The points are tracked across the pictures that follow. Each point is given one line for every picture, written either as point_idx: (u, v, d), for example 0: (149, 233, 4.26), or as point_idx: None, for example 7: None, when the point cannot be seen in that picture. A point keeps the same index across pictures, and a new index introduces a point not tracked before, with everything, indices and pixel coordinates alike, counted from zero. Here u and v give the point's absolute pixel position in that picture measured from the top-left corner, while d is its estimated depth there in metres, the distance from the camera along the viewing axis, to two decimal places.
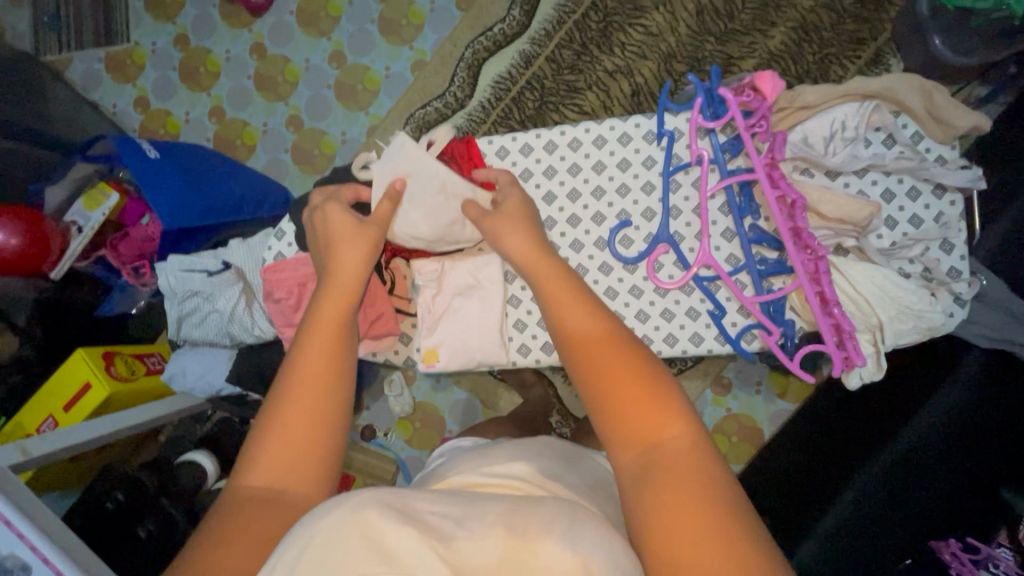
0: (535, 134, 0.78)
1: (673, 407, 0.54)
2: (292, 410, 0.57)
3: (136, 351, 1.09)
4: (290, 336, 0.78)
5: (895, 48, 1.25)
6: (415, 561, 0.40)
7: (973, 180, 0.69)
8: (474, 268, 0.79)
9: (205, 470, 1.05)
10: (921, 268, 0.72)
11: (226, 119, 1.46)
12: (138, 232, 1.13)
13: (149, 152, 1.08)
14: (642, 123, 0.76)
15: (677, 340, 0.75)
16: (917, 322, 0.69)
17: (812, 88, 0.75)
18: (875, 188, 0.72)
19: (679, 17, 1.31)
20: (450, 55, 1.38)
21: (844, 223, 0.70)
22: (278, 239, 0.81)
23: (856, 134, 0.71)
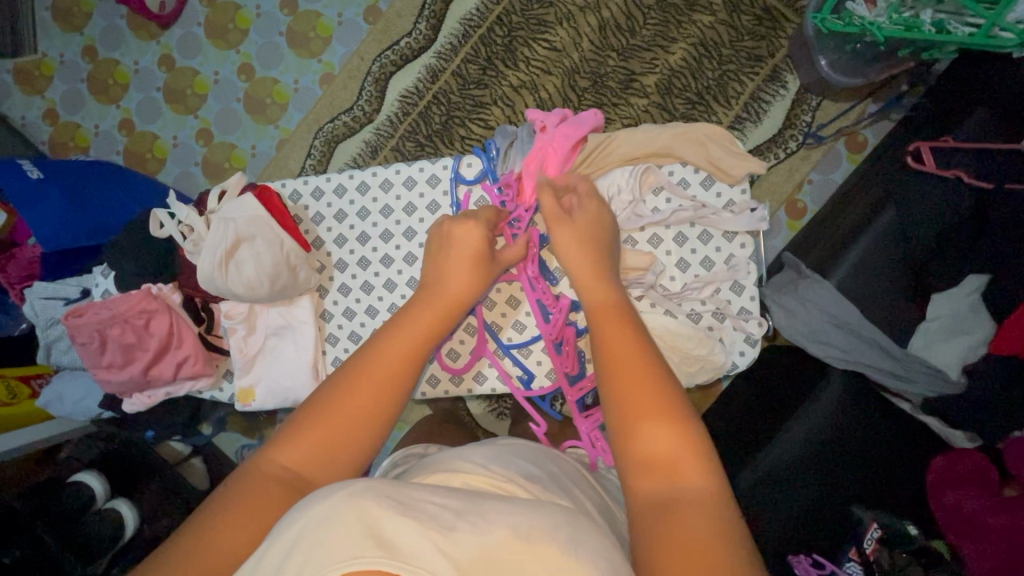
0: (348, 175, 0.80)
1: (699, 452, 0.52)
2: (358, 394, 0.60)
3: (22, 373, 1.09)
4: (100, 379, 0.78)
5: (791, 65, 1.25)
6: (412, 548, 0.42)
7: (756, 224, 0.72)
8: (282, 309, 0.79)
9: (93, 491, 1.07)
10: (712, 309, 0.73)
11: (136, 132, 1.44)
12: (25, 252, 1.11)
13: (31, 173, 1.06)
14: (450, 166, 0.79)
15: (487, 377, 0.81)
16: (704, 364, 0.72)
17: (602, 141, 0.77)
18: (668, 231, 0.74)
19: (581, 33, 1.31)
20: (358, 69, 1.38)
21: (635, 271, 0.73)
22: (104, 277, 0.83)
23: (634, 194, 0.75)
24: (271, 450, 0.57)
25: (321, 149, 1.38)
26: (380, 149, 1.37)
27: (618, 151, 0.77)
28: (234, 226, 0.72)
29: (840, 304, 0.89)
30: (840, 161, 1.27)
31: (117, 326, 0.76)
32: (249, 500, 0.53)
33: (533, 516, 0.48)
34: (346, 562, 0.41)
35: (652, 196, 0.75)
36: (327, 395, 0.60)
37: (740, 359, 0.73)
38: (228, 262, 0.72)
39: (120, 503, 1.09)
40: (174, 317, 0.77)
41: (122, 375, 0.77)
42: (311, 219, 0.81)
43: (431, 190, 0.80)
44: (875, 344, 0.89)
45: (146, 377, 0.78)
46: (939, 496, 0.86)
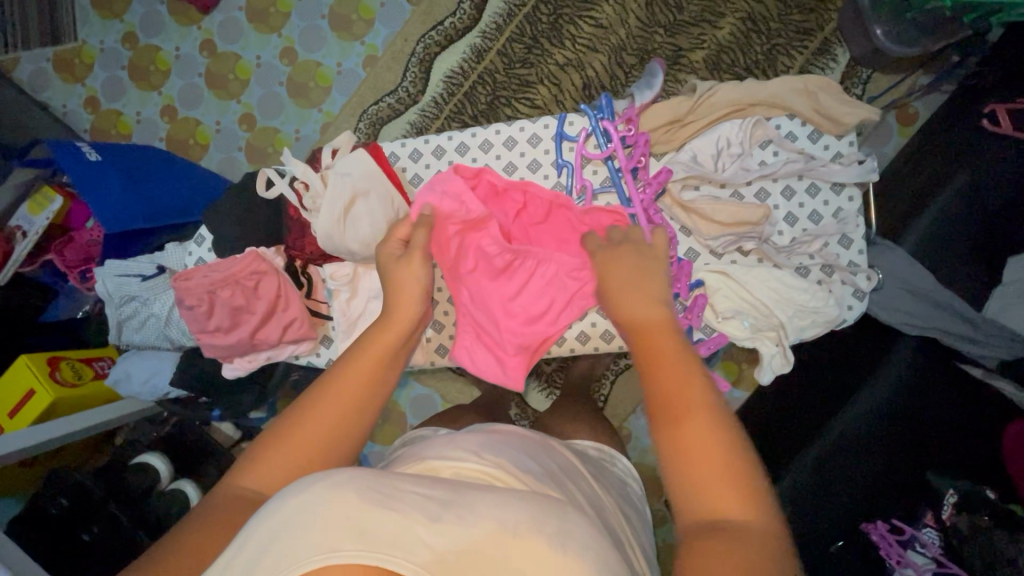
0: (448, 136, 0.81)
1: (749, 493, 0.49)
2: (321, 422, 0.58)
3: (84, 356, 1.09)
4: (206, 343, 0.78)
5: (841, 38, 1.25)
6: (392, 538, 0.43)
7: (868, 175, 0.71)
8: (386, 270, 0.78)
9: (158, 472, 1.07)
10: (821, 263, 0.73)
11: (178, 118, 1.44)
12: (85, 235, 1.11)
13: (88, 154, 1.06)
14: (550, 124, 0.79)
15: (590, 337, 0.79)
16: (815, 317, 0.72)
17: (704, 98, 0.77)
18: (775, 185, 0.74)
19: (628, 9, 1.31)
20: (401, 50, 1.38)
21: (745, 225, 0.73)
22: (199, 244, 0.83)
23: (741, 149, 0.75)
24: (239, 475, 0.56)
25: (365, 132, 1.38)
26: (425, 131, 1.36)
27: (723, 103, 0.76)
28: (349, 181, 0.74)
29: (912, 268, 0.88)
30: (891, 134, 1.27)
31: (226, 289, 0.76)
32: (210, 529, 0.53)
33: (518, 508, 0.48)
34: (323, 555, 0.41)
35: (759, 150, 0.75)
36: (282, 426, 0.58)
37: (849, 314, 0.72)
38: (345, 218, 0.73)
39: (186, 483, 1.07)
40: (282, 278, 0.77)
41: (229, 339, 0.77)
42: (410, 180, 0.81)
43: (531, 150, 0.80)
44: (952, 310, 0.88)
45: (252, 340, 0.78)
46: (1016, 458, 0.85)
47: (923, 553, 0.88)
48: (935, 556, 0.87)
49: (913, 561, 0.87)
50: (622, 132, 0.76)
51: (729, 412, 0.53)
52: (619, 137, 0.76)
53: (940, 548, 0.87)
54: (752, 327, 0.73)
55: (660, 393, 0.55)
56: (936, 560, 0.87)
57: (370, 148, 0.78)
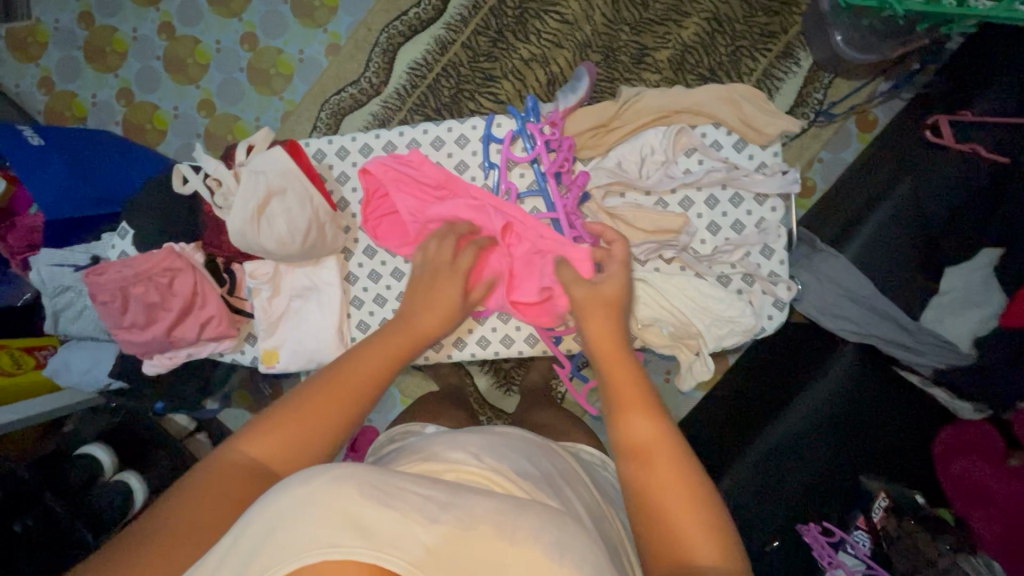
0: (375, 134, 0.80)
1: (705, 522, 0.50)
2: (331, 400, 0.60)
3: (26, 344, 1.07)
4: (122, 339, 0.77)
5: (804, 42, 1.25)
6: (391, 537, 0.44)
7: (789, 186, 0.72)
8: (308, 269, 0.79)
9: (100, 463, 1.07)
10: (742, 272, 0.73)
11: (135, 102, 1.41)
12: (25, 222, 1.08)
13: (30, 139, 1.04)
14: (478, 126, 0.78)
15: (514, 340, 0.81)
16: (733, 327, 0.72)
17: (631, 105, 0.78)
18: (699, 194, 0.74)
19: (594, 5, 1.30)
20: (365, 39, 1.35)
21: (668, 233, 0.73)
22: (121, 238, 0.81)
23: (666, 156, 0.75)
24: (242, 442, 0.57)
25: (327, 122, 1.35)
26: (387, 123, 1.34)
27: (649, 111, 0.77)
28: (264, 177, 0.71)
29: (853, 276, 0.90)
30: (850, 140, 1.27)
31: (137, 286, 0.75)
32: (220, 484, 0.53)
33: (517, 516, 0.50)
34: (325, 549, 0.42)
35: (684, 158, 0.75)
36: (294, 403, 0.60)
37: (768, 323, 0.73)
38: (259, 217, 0.71)
39: (129, 475, 1.08)
40: (198, 275, 0.77)
41: (144, 336, 0.76)
42: (336, 178, 0.80)
43: (459, 151, 0.79)
44: (885, 315, 0.90)
45: (168, 337, 0.77)
46: (946, 464, 0.87)
47: (853, 555, 0.88)
48: (864, 559, 0.87)
49: (843, 563, 0.87)
50: (547, 135, 0.76)
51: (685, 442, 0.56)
52: (545, 139, 0.75)
53: (869, 551, 0.88)
54: (671, 334, 0.73)
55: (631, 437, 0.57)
56: (865, 563, 0.88)
57: (286, 141, 0.75)
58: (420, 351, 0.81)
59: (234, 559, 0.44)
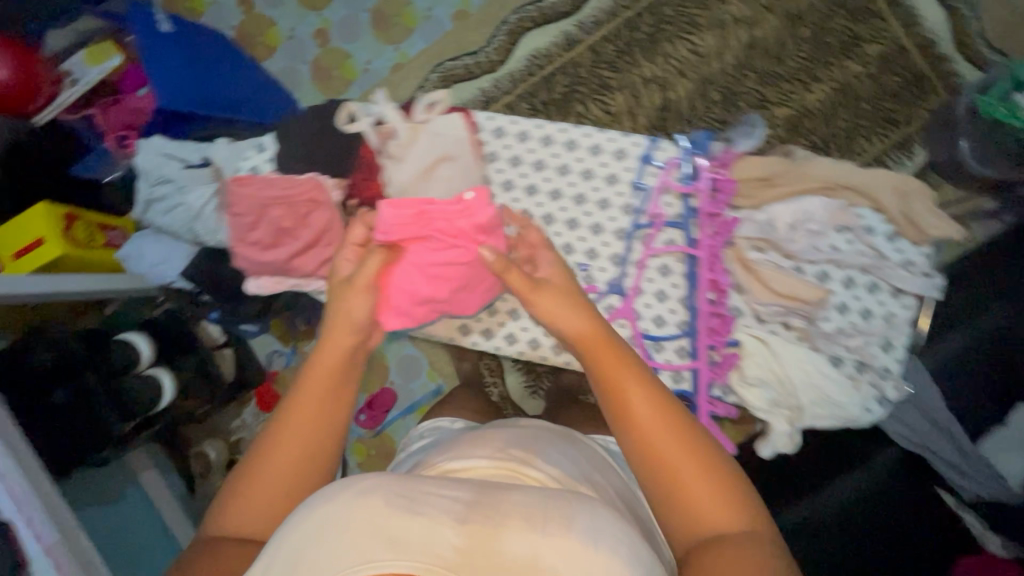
0: (538, 124, 0.84)
1: (728, 497, 0.60)
2: (309, 410, 0.67)
3: (101, 221, 1.07)
4: (241, 252, 0.83)
5: (923, 138, 1.24)
6: (420, 543, 0.46)
7: (930, 291, 0.75)
8: (440, 237, 0.82)
9: (139, 355, 1.07)
10: (856, 360, 0.76)
11: (254, 12, 1.40)
12: (132, 102, 1.11)
13: (162, 24, 1.04)
14: (640, 145, 0.82)
15: None
16: (836, 410, 0.75)
17: (796, 167, 0.79)
18: (841, 273, 0.77)
19: (729, 44, 1.28)
20: (495, 15, 1.35)
21: (800, 302, 0.76)
22: (258, 152, 0.86)
23: (821, 226, 0.77)
24: (220, 518, 0.64)
25: (435, 85, 1.35)
26: (493, 102, 1.34)
27: (815, 178, 0.78)
28: (438, 142, 0.81)
29: (922, 385, 0.92)
30: None
31: (276, 203, 0.82)
32: (218, 556, 0.61)
33: (545, 506, 0.50)
34: (363, 564, 0.45)
35: (835, 234, 0.78)
36: (275, 430, 0.66)
37: (866, 417, 0.75)
38: (425, 174, 0.80)
39: (163, 375, 1.09)
40: (333, 213, 0.82)
41: (264, 255, 0.83)
42: (487, 155, 0.84)
43: (614, 163, 0.82)
44: (944, 431, 0.91)
45: (286, 262, 0.83)
46: None
47: None
48: None
49: None
50: (710, 173, 0.79)
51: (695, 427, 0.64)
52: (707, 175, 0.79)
53: None
54: (772, 400, 0.75)
55: (647, 438, 0.62)
56: None
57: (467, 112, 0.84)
58: None
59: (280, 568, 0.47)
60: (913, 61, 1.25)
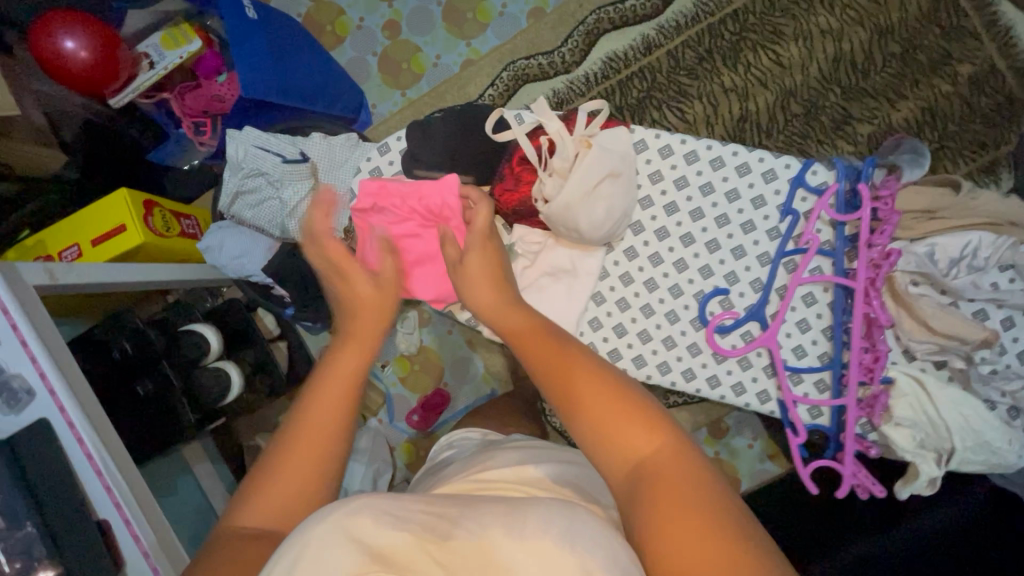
0: (682, 139, 0.81)
1: (649, 423, 0.58)
2: (333, 393, 0.65)
3: (175, 209, 1.05)
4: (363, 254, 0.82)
5: (1011, 163, 1.20)
6: (408, 562, 0.43)
7: None
8: (574, 253, 0.81)
9: (209, 345, 1.05)
10: (1008, 403, 0.74)
11: (323, 0, 1.37)
12: (211, 88, 1.09)
13: (246, 10, 1.02)
14: (790, 166, 0.79)
15: (745, 391, 0.79)
16: (989, 456, 0.72)
17: (952, 199, 0.77)
18: (999, 312, 0.74)
19: (814, 56, 1.25)
20: (572, 15, 1.32)
21: (954, 340, 0.73)
22: (379, 154, 0.83)
23: (983, 264, 0.74)
24: (236, 511, 0.58)
25: (506, 83, 1.32)
26: (566, 104, 1.30)
27: (979, 213, 0.76)
28: (606, 157, 0.75)
29: None
30: None
31: (420, 216, 0.80)
32: (227, 553, 0.54)
33: (521, 513, 0.48)
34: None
35: (995, 271, 0.75)
36: (296, 423, 0.63)
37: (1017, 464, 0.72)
38: (588, 194, 0.74)
39: (230, 365, 1.08)
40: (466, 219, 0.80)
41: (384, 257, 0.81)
42: None
43: (761, 184, 0.80)
44: None
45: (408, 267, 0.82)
46: None
47: None
48: None
49: None
50: (876, 202, 0.75)
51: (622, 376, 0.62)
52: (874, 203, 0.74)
53: None
54: (920, 441, 0.73)
55: (571, 400, 0.60)
56: None
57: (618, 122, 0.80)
58: (642, 368, 0.81)
59: None
60: (1005, 83, 1.21)
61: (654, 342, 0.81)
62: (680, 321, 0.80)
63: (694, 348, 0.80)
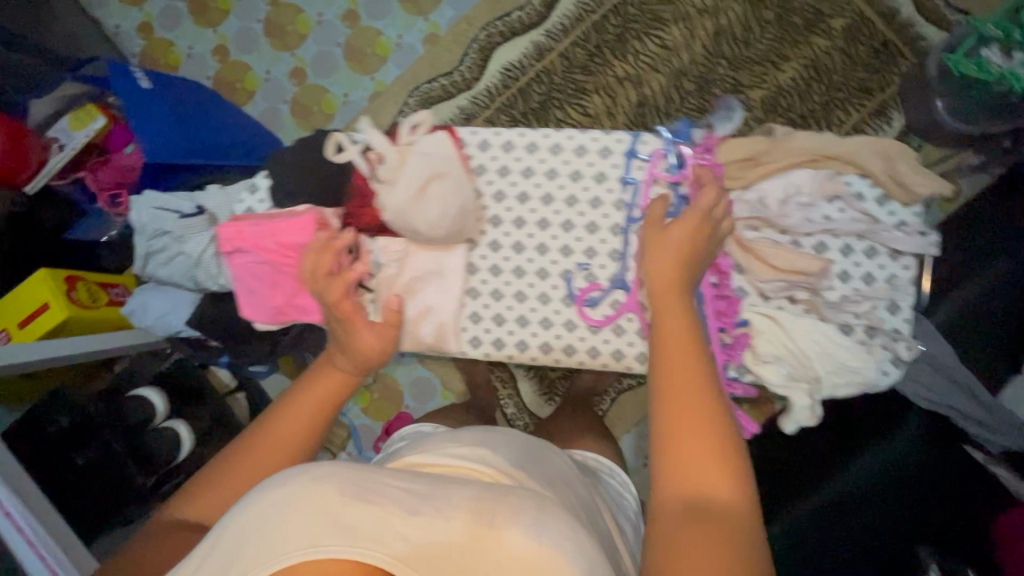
0: (519, 132, 0.85)
1: (728, 468, 0.56)
2: (303, 407, 0.68)
3: (102, 280, 1.08)
4: (246, 300, 0.85)
5: (899, 103, 1.26)
6: (369, 531, 0.45)
7: (925, 246, 0.75)
8: (439, 254, 0.83)
9: (155, 408, 1.07)
10: (865, 324, 0.76)
11: (229, 60, 1.43)
12: (121, 160, 1.12)
13: (140, 81, 1.06)
14: (621, 139, 0.83)
15: (625, 356, 0.82)
16: (852, 377, 0.75)
17: (778, 142, 0.80)
18: (836, 241, 0.78)
19: (695, 35, 1.31)
20: (464, 34, 1.37)
21: (800, 275, 0.75)
22: (251, 194, 0.87)
23: (810, 199, 0.78)
24: (182, 504, 0.62)
25: (414, 109, 1.37)
26: (473, 118, 1.36)
27: (800, 151, 0.79)
28: (427, 158, 0.78)
29: (940, 347, 0.89)
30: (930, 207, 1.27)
31: (281, 257, 0.82)
32: (169, 538, 0.59)
33: (493, 504, 0.49)
34: (306, 550, 0.43)
35: (825, 203, 0.78)
36: (261, 428, 0.67)
37: (884, 379, 0.76)
38: (420, 193, 0.77)
39: (180, 424, 1.09)
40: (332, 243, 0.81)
41: (258, 300, 0.85)
42: (473, 168, 0.86)
43: (599, 161, 0.84)
44: (965, 389, 0.89)
45: (285, 304, 0.84)
46: (1012, 549, 0.84)
47: None
48: None
49: None
50: (696, 159, 0.78)
51: (725, 412, 0.60)
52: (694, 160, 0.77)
53: None
54: (789, 375, 0.76)
55: (666, 399, 0.60)
56: None
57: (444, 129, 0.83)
58: (527, 350, 0.84)
59: (217, 554, 0.46)
60: (878, 30, 1.27)
61: (533, 324, 0.84)
62: (552, 301, 0.83)
63: (570, 324, 0.83)
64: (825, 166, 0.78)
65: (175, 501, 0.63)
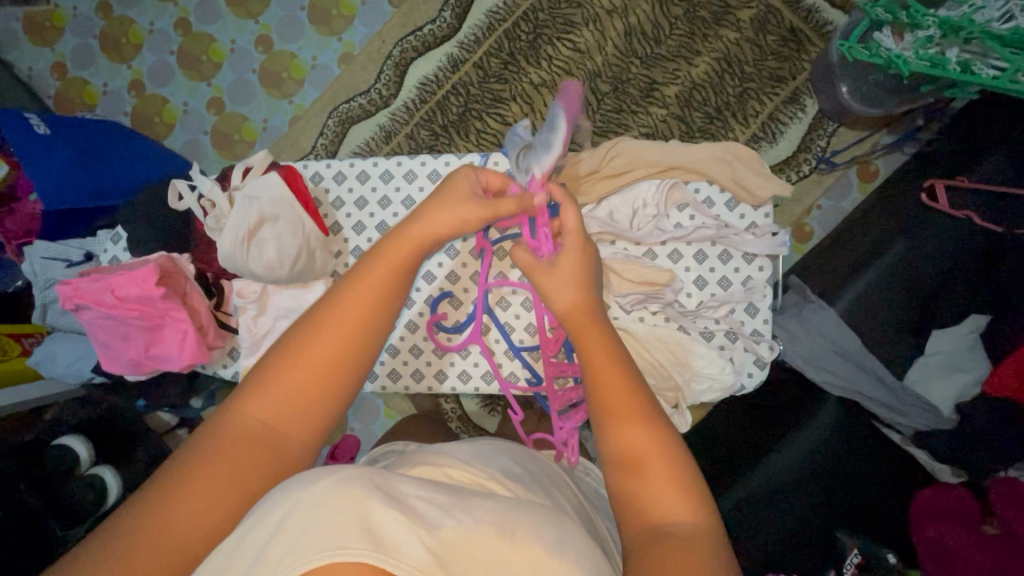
0: (372, 162, 0.85)
1: (687, 492, 0.51)
2: (351, 308, 0.59)
3: (14, 331, 1.09)
4: (107, 356, 0.81)
5: (811, 89, 1.26)
6: (399, 542, 0.41)
7: (776, 247, 0.76)
8: (296, 292, 0.83)
9: (78, 457, 1.06)
10: (725, 328, 0.79)
11: (146, 94, 1.42)
12: (25, 208, 1.11)
13: (37, 127, 1.04)
14: (473, 162, 0.83)
15: (496, 376, 0.84)
16: (712, 383, 0.78)
17: (629, 157, 0.82)
18: (690, 248, 0.79)
19: (607, 36, 1.31)
20: (379, 51, 1.37)
21: (652, 286, 0.78)
22: (115, 243, 0.87)
23: (657, 210, 0.80)
24: (243, 403, 0.55)
25: (335, 129, 1.37)
26: (394, 135, 1.35)
27: (646, 164, 0.82)
28: (256, 203, 0.77)
29: (842, 334, 0.91)
30: (850, 189, 1.28)
31: (129, 310, 0.78)
32: (217, 456, 0.52)
33: (513, 514, 0.48)
34: (333, 552, 0.39)
35: (676, 211, 0.81)
36: (300, 335, 0.58)
37: (748, 380, 0.78)
38: (250, 240, 0.77)
39: (106, 470, 1.08)
40: (188, 286, 0.82)
41: (117, 355, 0.81)
42: (331, 202, 0.85)
43: None
44: (873, 374, 0.90)
45: (144, 355, 0.80)
46: (923, 527, 0.86)
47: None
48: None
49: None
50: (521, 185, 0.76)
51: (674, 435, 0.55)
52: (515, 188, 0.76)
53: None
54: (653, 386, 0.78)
55: (618, 429, 0.55)
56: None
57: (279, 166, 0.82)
58: (400, 380, 0.85)
59: (242, 557, 0.42)
60: (785, 18, 1.28)
61: (404, 353, 0.85)
62: (420, 328, 0.85)
63: (440, 350, 0.85)
64: (667, 175, 0.81)
65: (233, 400, 0.56)
